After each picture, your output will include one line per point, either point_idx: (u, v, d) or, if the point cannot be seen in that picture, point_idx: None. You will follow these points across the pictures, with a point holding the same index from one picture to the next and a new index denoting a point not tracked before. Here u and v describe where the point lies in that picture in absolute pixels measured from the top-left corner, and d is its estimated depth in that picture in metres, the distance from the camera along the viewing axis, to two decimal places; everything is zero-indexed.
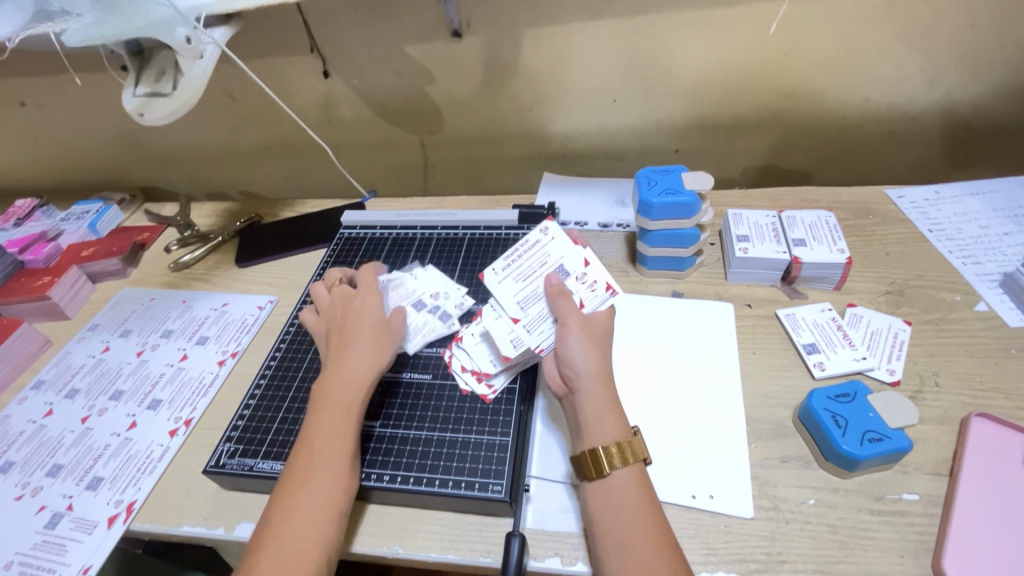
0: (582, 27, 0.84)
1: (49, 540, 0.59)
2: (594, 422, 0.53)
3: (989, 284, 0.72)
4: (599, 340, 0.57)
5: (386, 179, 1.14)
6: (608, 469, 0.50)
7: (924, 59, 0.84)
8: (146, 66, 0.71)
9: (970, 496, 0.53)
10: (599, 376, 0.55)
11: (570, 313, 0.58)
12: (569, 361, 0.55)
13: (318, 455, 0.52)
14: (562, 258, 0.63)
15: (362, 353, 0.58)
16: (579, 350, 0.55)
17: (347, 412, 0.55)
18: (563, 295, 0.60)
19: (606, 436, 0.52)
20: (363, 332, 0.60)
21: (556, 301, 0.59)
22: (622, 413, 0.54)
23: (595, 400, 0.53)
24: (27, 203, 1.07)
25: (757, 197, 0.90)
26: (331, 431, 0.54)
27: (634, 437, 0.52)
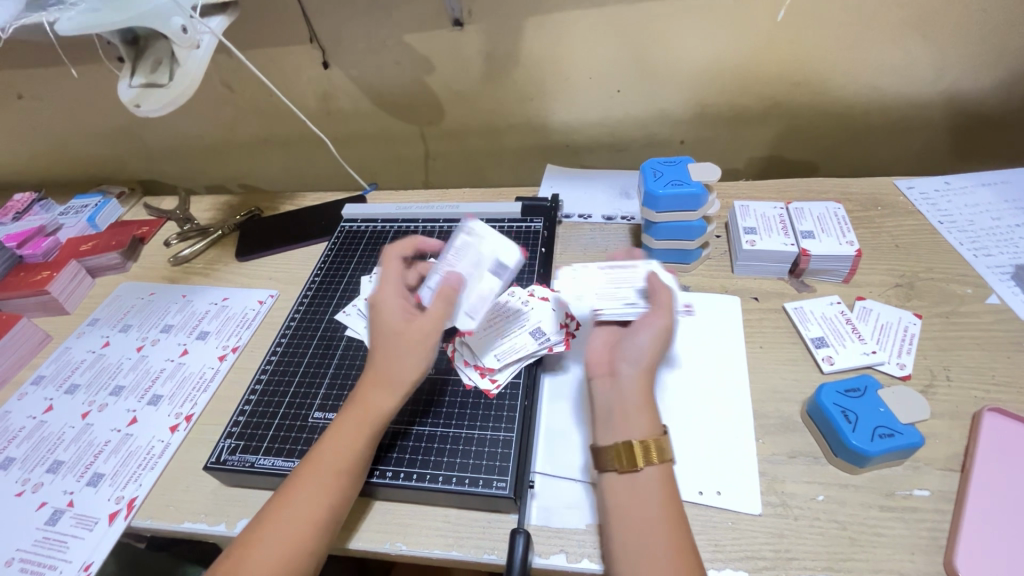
0: (586, 16, 0.83)
1: (50, 537, 0.59)
2: (632, 413, 0.52)
3: (1001, 277, 0.71)
4: (669, 347, 0.56)
5: (387, 171, 1.12)
6: (639, 464, 0.49)
7: (936, 47, 0.82)
8: (141, 57, 0.70)
9: (983, 493, 0.52)
10: (649, 371, 0.54)
11: (665, 308, 0.56)
12: (635, 344, 0.54)
13: (328, 460, 0.51)
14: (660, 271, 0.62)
15: (394, 357, 0.54)
16: (646, 340, 0.54)
17: (368, 423, 0.52)
18: (668, 291, 0.57)
19: (639, 430, 0.51)
20: (385, 345, 0.55)
21: (659, 292, 0.57)
22: (655, 411, 0.53)
23: (637, 394, 0.52)
24: (26, 197, 1.06)
25: (763, 189, 0.88)
26: (348, 438, 0.52)
27: (665, 436, 0.51)
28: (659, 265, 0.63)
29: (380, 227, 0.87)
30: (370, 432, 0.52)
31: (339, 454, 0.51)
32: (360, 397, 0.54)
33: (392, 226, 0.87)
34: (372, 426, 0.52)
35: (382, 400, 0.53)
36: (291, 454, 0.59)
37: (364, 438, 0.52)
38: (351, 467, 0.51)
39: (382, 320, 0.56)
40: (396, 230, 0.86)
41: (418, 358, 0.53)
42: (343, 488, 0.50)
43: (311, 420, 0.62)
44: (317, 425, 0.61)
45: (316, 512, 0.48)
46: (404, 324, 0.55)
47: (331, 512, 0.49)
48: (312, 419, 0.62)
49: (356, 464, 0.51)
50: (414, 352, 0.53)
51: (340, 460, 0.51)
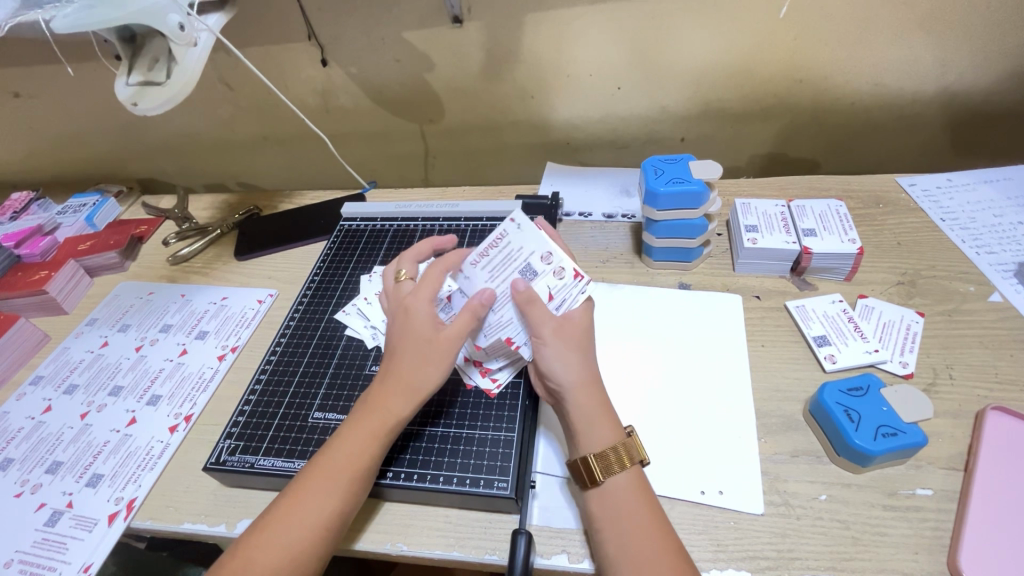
0: (586, 12, 0.82)
1: (49, 538, 0.59)
2: (586, 430, 0.52)
3: (1004, 274, 0.71)
4: (580, 343, 0.55)
5: (386, 169, 1.12)
6: (602, 475, 0.50)
7: (938, 43, 0.81)
8: (139, 54, 0.69)
9: (986, 492, 0.52)
10: (583, 383, 0.53)
11: (542, 323, 0.54)
12: (552, 373, 0.53)
13: (339, 462, 0.50)
14: (535, 253, 0.56)
15: (413, 364, 0.53)
16: (557, 360, 0.53)
17: (382, 427, 0.52)
18: (534, 302, 0.54)
19: (595, 445, 0.51)
20: (407, 349, 0.54)
21: (527, 310, 0.54)
22: (613, 416, 0.53)
23: (582, 409, 0.52)
24: (23, 196, 1.05)
25: (765, 186, 0.88)
26: (359, 443, 0.51)
27: (630, 438, 0.51)
28: (536, 239, 0.57)
29: (379, 225, 0.87)
30: (384, 438, 0.52)
31: (352, 458, 0.51)
32: (374, 403, 0.53)
33: (391, 225, 0.86)
34: (385, 432, 0.52)
35: (397, 407, 0.52)
36: (292, 455, 0.59)
37: (377, 443, 0.52)
38: (363, 472, 0.51)
39: (409, 326, 0.54)
40: (395, 229, 0.85)
41: (437, 368, 0.53)
42: (354, 494, 0.50)
43: (312, 420, 0.62)
44: (317, 425, 0.61)
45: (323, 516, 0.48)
46: (430, 332, 0.54)
47: (339, 518, 0.49)
48: (312, 419, 0.62)
49: (368, 469, 0.51)
50: (436, 361, 0.53)
51: (352, 464, 0.51)
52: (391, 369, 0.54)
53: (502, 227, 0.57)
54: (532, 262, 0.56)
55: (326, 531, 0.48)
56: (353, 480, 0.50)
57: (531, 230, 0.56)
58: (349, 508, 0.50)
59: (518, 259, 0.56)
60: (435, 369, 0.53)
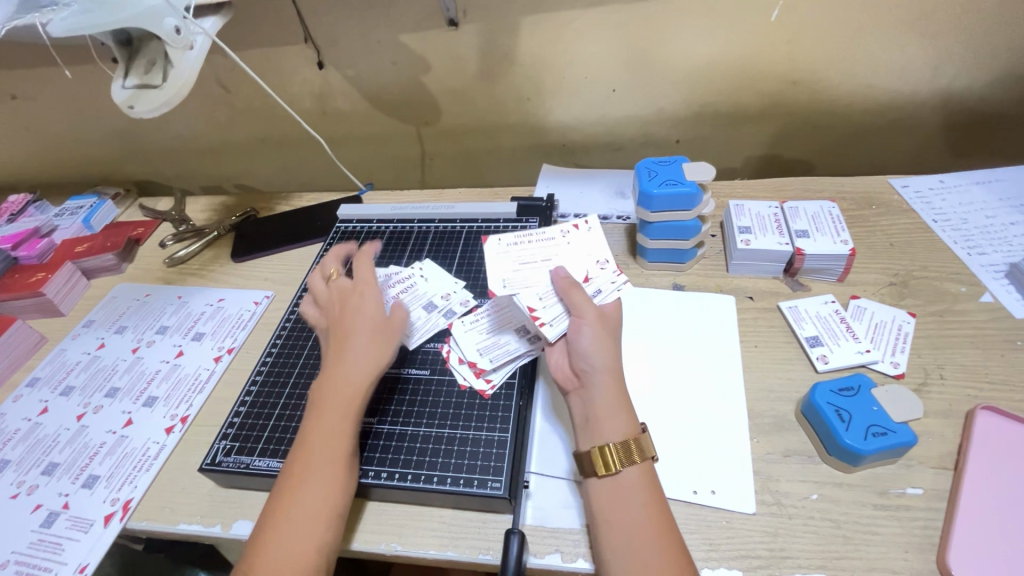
0: (581, 15, 0.83)
1: (45, 539, 0.59)
2: (605, 420, 0.52)
3: (995, 275, 0.71)
4: (613, 333, 0.56)
5: (383, 171, 1.12)
6: (617, 467, 0.49)
7: (930, 46, 0.82)
8: (135, 57, 0.70)
9: (976, 491, 0.52)
10: (611, 371, 0.54)
11: (585, 306, 0.55)
12: (585, 356, 0.54)
13: (316, 451, 0.51)
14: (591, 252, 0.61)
15: (365, 347, 0.56)
16: (593, 345, 0.54)
17: (348, 407, 0.54)
18: (574, 287, 0.57)
19: (614, 434, 0.51)
20: (363, 332, 0.57)
21: (569, 293, 0.56)
22: (631, 412, 0.53)
23: (607, 398, 0.52)
24: (20, 199, 1.05)
25: (759, 188, 0.88)
26: (327, 427, 0.53)
27: (642, 435, 0.51)
28: (592, 243, 0.63)
29: (375, 227, 0.87)
30: (352, 416, 0.54)
31: (327, 442, 0.52)
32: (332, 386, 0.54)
33: (387, 226, 0.87)
34: (353, 410, 0.54)
35: (360, 385, 0.54)
36: (287, 455, 0.59)
37: (346, 422, 0.53)
38: (343, 454, 0.52)
39: (353, 316, 0.59)
40: (391, 230, 0.86)
41: (388, 345, 0.57)
42: (343, 476, 0.51)
43: None
44: None
45: (323, 504, 0.49)
46: (375, 318, 0.58)
47: (337, 502, 0.50)
48: None
49: (346, 448, 0.52)
50: (385, 341, 0.57)
51: (329, 449, 0.52)
52: (343, 353, 0.56)
53: (574, 225, 0.65)
54: (583, 258, 0.61)
55: (329, 519, 0.49)
56: (337, 463, 0.51)
57: (595, 236, 0.64)
58: (343, 491, 0.51)
59: (571, 249, 0.62)
60: (386, 347, 0.57)
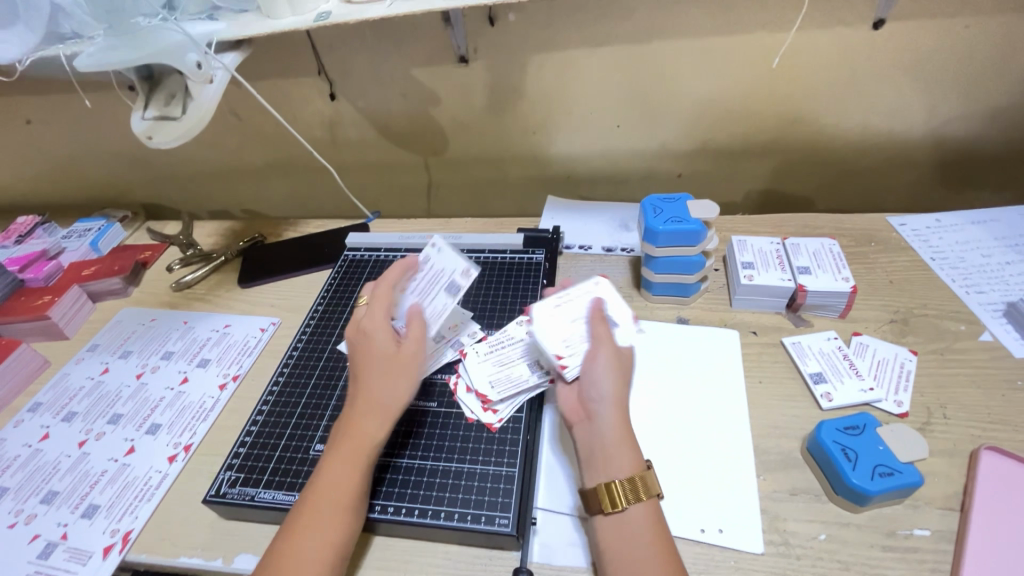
0: (588, 55, 0.85)
1: (42, 571, 0.58)
2: (609, 455, 0.52)
3: (993, 314, 0.73)
4: (626, 373, 0.56)
5: (389, 199, 1.14)
6: (621, 505, 0.50)
7: (924, 89, 0.85)
8: (155, 90, 0.72)
9: (982, 533, 0.52)
10: (615, 405, 0.54)
11: (604, 339, 0.57)
12: (594, 385, 0.55)
13: (328, 495, 0.51)
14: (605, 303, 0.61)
15: (382, 384, 0.55)
16: (604, 376, 0.55)
17: (362, 449, 0.53)
18: (603, 321, 0.58)
19: (619, 470, 0.51)
20: (380, 368, 0.56)
21: (596, 324, 0.58)
22: (636, 446, 0.53)
23: (609, 433, 0.53)
24: (29, 221, 1.06)
25: (760, 224, 0.90)
26: (340, 470, 0.52)
27: (648, 471, 0.51)
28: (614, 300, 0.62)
29: (383, 256, 0.88)
30: (364, 461, 0.53)
31: (336, 487, 0.51)
32: (349, 427, 0.54)
33: (395, 255, 0.88)
34: (366, 453, 0.53)
35: (376, 429, 0.54)
36: (292, 487, 0.59)
37: (359, 468, 0.52)
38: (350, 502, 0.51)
39: (367, 349, 0.57)
40: (399, 259, 0.87)
41: (406, 384, 0.56)
42: (348, 524, 0.50)
43: (312, 453, 0.62)
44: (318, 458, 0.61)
45: (322, 549, 0.48)
46: (394, 354, 0.56)
47: (338, 551, 0.49)
48: (313, 451, 0.62)
49: (356, 495, 0.51)
50: (403, 379, 0.56)
51: (338, 495, 0.51)
52: (365, 392, 0.55)
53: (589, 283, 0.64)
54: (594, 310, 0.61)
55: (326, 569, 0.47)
56: (342, 510, 0.50)
57: (608, 290, 0.62)
58: (346, 540, 0.50)
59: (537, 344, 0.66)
60: (403, 384, 0.55)
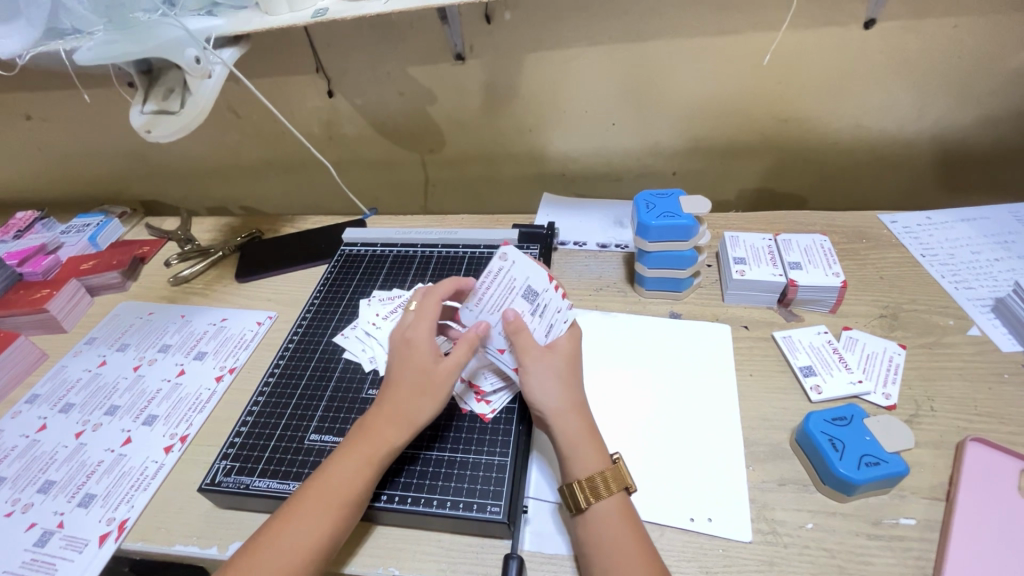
0: (583, 53, 0.86)
1: (38, 558, 0.58)
2: (573, 455, 0.54)
3: (982, 309, 0.73)
4: (566, 370, 0.58)
5: (387, 196, 1.15)
6: (589, 502, 0.51)
7: (915, 89, 0.86)
8: (154, 85, 0.73)
9: (967, 522, 0.53)
10: (570, 409, 0.55)
11: (528, 350, 0.57)
12: (535, 399, 0.56)
13: (328, 489, 0.51)
14: (528, 280, 0.59)
15: (409, 395, 0.55)
16: (541, 386, 0.56)
17: (376, 454, 0.53)
18: (522, 331, 0.57)
19: (582, 470, 0.52)
20: (411, 378, 0.56)
21: (517, 336, 0.57)
22: (599, 443, 0.55)
23: (570, 436, 0.54)
24: (28, 216, 1.07)
25: (753, 221, 0.91)
26: (350, 470, 0.52)
27: (615, 466, 0.53)
28: (530, 268, 0.60)
29: (379, 251, 0.89)
30: (376, 466, 0.53)
31: (343, 485, 0.51)
32: (368, 432, 0.54)
33: (391, 251, 0.88)
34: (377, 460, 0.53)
35: (392, 439, 0.54)
36: (287, 476, 0.59)
37: (369, 471, 0.53)
38: (352, 501, 0.51)
39: (407, 358, 0.57)
40: (395, 254, 0.88)
41: (435, 397, 0.55)
42: (341, 522, 0.50)
43: (308, 442, 0.63)
44: (313, 447, 0.62)
45: (309, 542, 0.48)
46: (429, 365, 0.56)
47: (329, 545, 0.49)
48: (308, 441, 0.63)
49: (356, 497, 0.52)
50: (430, 396, 0.55)
51: (341, 493, 0.51)
52: (389, 401, 0.56)
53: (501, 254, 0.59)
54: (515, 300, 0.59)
55: (312, 559, 0.48)
56: (341, 506, 0.51)
57: (523, 263, 0.59)
58: (334, 536, 0.50)
59: None
60: (431, 399, 0.55)
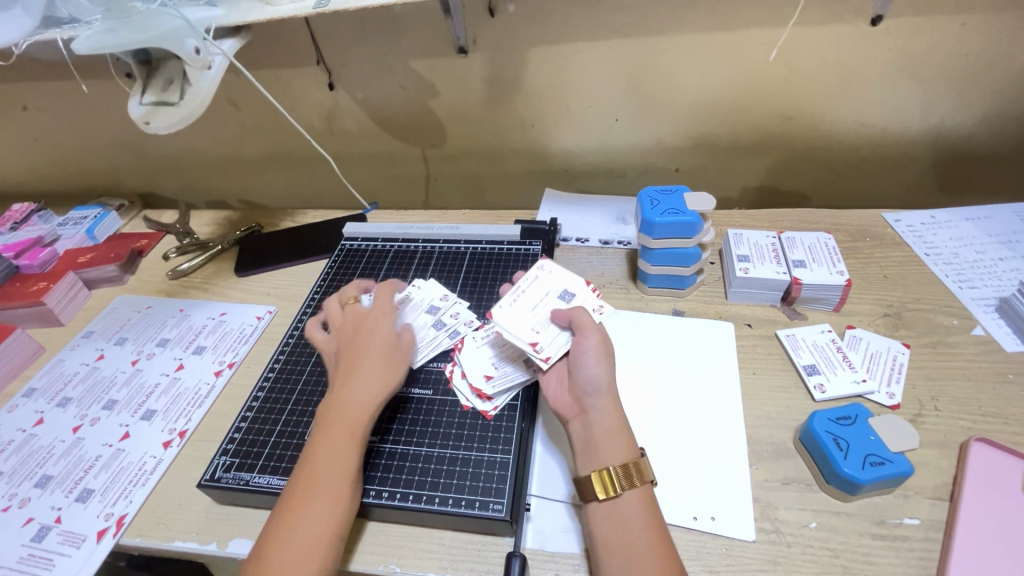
0: (587, 48, 0.85)
1: (35, 554, 0.58)
2: (606, 443, 0.53)
3: (986, 309, 0.73)
4: (612, 355, 0.58)
5: (387, 191, 1.14)
6: (619, 489, 0.50)
7: (921, 87, 0.85)
8: (154, 75, 0.72)
9: (971, 522, 0.53)
10: (611, 393, 0.55)
11: (591, 329, 0.57)
12: (589, 376, 0.55)
13: (321, 476, 0.51)
14: (563, 286, 0.64)
15: (372, 368, 0.57)
16: (599, 365, 0.56)
17: (353, 430, 0.54)
18: (579, 311, 0.59)
19: (617, 456, 0.52)
20: (373, 355, 0.58)
21: (573, 315, 0.59)
22: (631, 435, 0.54)
23: (608, 422, 0.54)
24: (25, 208, 1.06)
25: (756, 218, 0.91)
26: (332, 452, 0.53)
27: (642, 458, 0.52)
28: (567, 278, 0.65)
29: (380, 246, 0.88)
30: (354, 440, 0.54)
31: (329, 468, 0.52)
32: (336, 409, 0.55)
33: (392, 245, 0.88)
34: (356, 434, 0.54)
35: (362, 411, 0.55)
36: (287, 473, 0.59)
37: (352, 450, 0.53)
38: (346, 478, 0.52)
39: (362, 339, 0.60)
40: (396, 249, 0.87)
41: (397, 368, 0.59)
42: (342, 503, 0.51)
43: (308, 438, 0.62)
44: None
45: (318, 530, 0.48)
46: (386, 342, 0.60)
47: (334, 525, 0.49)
48: (308, 437, 0.62)
49: (349, 474, 0.52)
50: (393, 364, 0.59)
51: (331, 477, 0.51)
52: (350, 379, 0.57)
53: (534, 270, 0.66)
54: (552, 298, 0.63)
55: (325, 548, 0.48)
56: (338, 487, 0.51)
57: (558, 273, 0.66)
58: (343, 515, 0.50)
59: None
60: (393, 369, 0.58)
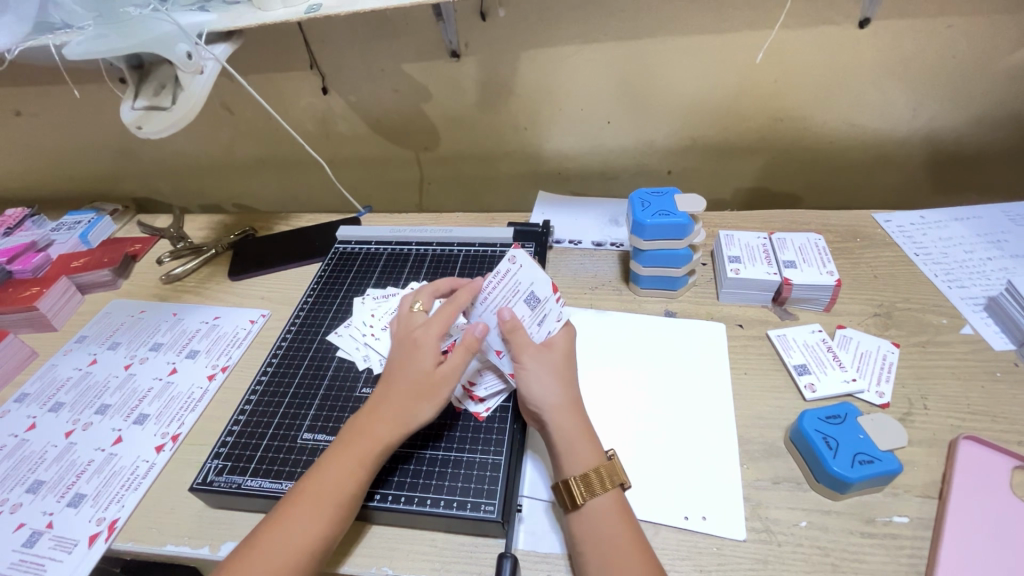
0: (578, 51, 0.86)
1: (26, 559, 0.58)
2: (568, 452, 0.54)
3: (975, 308, 0.74)
4: (561, 368, 0.58)
5: (382, 194, 1.14)
6: (584, 498, 0.51)
7: (909, 89, 0.86)
8: (145, 80, 0.72)
9: (959, 520, 0.53)
10: (563, 407, 0.56)
11: (523, 348, 0.57)
12: (534, 395, 0.56)
13: (326, 492, 0.51)
14: (532, 285, 0.59)
15: (404, 398, 0.55)
16: (540, 382, 0.56)
17: (370, 454, 0.53)
18: (516, 330, 0.58)
19: (579, 466, 0.53)
20: (409, 381, 0.55)
21: (512, 335, 0.57)
22: (595, 440, 0.55)
23: (567, 433, 0.54)
24: (18, 213, 1.06)
25: (748, 219, 0.91)
26: (343, 470, 0.52)
27: (609, 462, 0.53)
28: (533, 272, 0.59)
29: (373, 249, 0.88)
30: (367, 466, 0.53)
31: (336, 485, 0.51)
32: (363, 431, 0.54)
33: (385, 248, 0.88)
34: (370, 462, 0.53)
35: (386, 436, 0.54)
36: (279, 476, 0.59)
37: (362, 470, 0.52)
38: (346, 499, 0.51)
39: (405, 362, 0.57)
40: (390, 252, 0.87)
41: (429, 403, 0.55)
42: (335, 524, 0.50)
43: (300, 441, 0.62)
44: (306, 446, 0.62)
45: (305, 543, 0.48)
46: (427, 370, 0.56)
47: (324, 544, 0.49)
48: (301, 440, 0.62)
49: (351, 496, 0.51)
50: (429, 398, 0.55)
51: (333, 493, 0.51)
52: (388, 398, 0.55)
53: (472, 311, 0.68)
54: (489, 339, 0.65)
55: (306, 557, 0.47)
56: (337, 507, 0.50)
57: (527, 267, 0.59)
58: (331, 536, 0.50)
59: None
60: (427, 404, 0.55)
